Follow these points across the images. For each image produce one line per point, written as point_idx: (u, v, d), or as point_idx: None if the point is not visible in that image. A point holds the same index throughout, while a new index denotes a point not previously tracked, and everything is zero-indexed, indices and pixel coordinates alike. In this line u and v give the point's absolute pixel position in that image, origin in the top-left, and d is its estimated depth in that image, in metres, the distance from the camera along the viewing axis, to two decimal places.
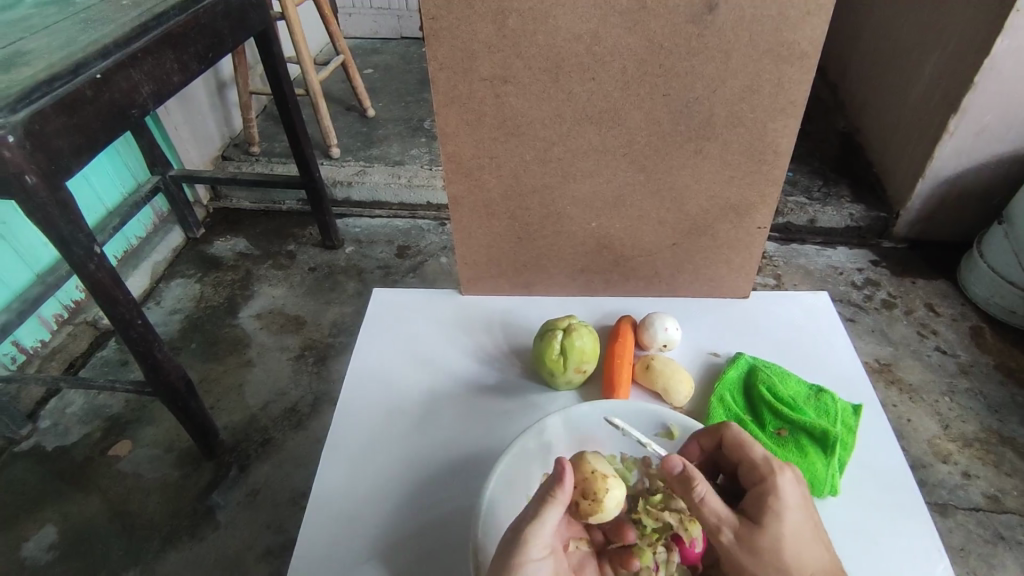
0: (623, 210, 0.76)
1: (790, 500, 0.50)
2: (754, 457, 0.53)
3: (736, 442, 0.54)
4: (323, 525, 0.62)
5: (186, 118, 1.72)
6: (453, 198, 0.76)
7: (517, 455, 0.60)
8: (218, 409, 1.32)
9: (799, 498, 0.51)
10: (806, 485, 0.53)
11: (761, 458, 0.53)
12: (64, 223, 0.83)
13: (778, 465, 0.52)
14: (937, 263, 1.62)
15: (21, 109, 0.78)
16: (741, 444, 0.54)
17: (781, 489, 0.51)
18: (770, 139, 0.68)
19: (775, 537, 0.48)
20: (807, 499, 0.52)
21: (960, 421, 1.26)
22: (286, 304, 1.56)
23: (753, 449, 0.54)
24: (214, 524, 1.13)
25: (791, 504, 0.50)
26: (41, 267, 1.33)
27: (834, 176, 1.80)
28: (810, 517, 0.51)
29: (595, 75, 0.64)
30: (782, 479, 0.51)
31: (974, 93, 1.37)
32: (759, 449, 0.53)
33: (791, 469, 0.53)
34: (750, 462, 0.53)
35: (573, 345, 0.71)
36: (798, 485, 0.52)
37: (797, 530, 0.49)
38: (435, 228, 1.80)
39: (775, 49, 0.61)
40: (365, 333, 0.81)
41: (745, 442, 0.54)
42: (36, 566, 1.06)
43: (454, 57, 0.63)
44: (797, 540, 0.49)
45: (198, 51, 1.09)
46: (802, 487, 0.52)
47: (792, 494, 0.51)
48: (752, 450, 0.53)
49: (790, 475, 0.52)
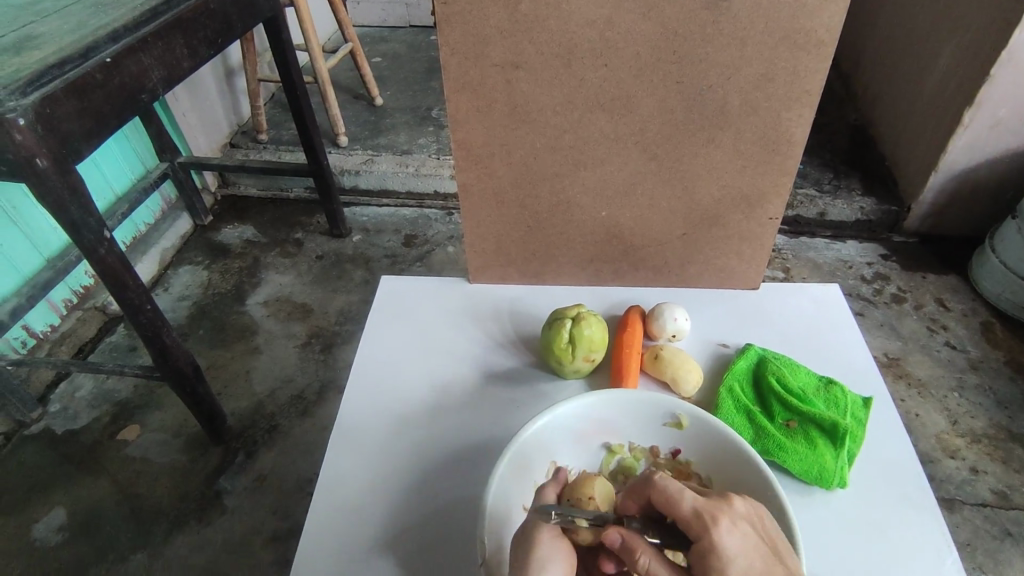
0: (634, 199, 0.75)
1: (732, 552, 0.44)
2: (685, 513, 0.46)
3: (664, 498, 0.47)
4: (331, 511, 0.62)
5: (194, 104, 1.72)
6: (463, 185, 0.75)
7: (523, 446, 0.59)
8: (226, 395, 1.32)
9: (744, 545, 0.45)
10: (751, 522, 0.47)
11: (692, 512, 0.46)
12: (74, 207, 0.83)
13: (712, 515, 0.46)
14: (948, 258, 1.61)
15: (32, 92, 0.78)
16: (670, 501, 0.47)
17: (720, 545, 0.44)
18: (784, 128, 0.67)
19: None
20: (754, 541, 0.45)
21: (969, 417, 1.25)
22: (293, 292, 1.57)
23: (683, 501, 0.47)
24: (221, 508, 1.14)
25: (733, 558, 0.44)
26: (51, 252, 1.33)
27: (845, 169, 1.78)
28: (760, 561, 0.44)
29: (608, 61, 0.63)
30: (719, 532, 0.45)
31: (990, 85, 1.35)
32: (688, 500, 0.47)
33: (728, 513, 0.46)
34: (681, 519, 0.46)
35: (582, 334, 0.70)
36: (740, 529, 0.46)
37: None
38: (442, 217, 1.80)
39: (790, 36, 0.60)
40: (373, 321, 0.81)
41: (672, 496, 0.47)
42: (46, 548, 1.08)
43: (465, 42, 0.63)
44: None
45: (208, 36, 1.09)
46: (747, 529, 0.46)
47: (735, 543, 0.45)
48: (680, 505, 0.47)
49: (727, 523, 0.45)
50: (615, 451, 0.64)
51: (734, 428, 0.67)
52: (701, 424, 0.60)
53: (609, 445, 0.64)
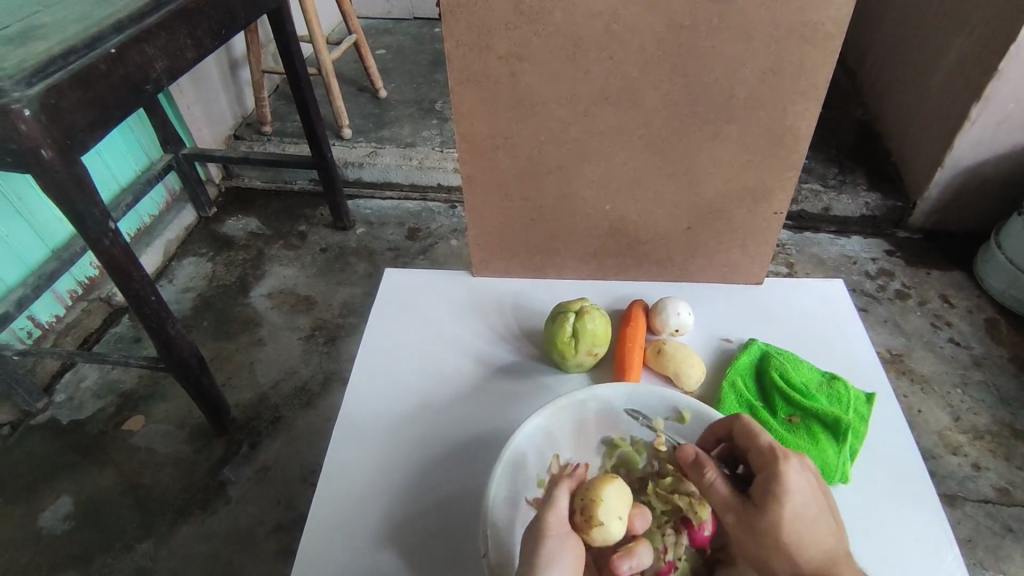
0: (638, 193, 0.75)
1: (792, 486, 0.48)
2: (760, 446, 0.51)
3: (745, 432, 0.53)
4: (334, 501, 0.62)
5: (198, 96, 1.72)
6: (467, 178, 0.75)
7: (525, 437, 0.59)
8: (230, 386, 1.33)
9: (808, 486, 0.49)
10: (816, 471, 0.50)
11: (767, 447, 0.51)
12: (79, 197, 0.83)
13: (784, 453, 0.50)
14: (954, 254, 1.60)
15: (37, 82, 0.78)
16: (750, 435, 0.52)
17: (783, 476, 0.49)
18: (790, 122, 0.67)
19: (774, 521, 0.48)
20: (819, 488, 0.49)
21: (972, 413, 1.25)
22: (297, 284, 1.57)
23: (761, 438, 0.52)
24: (225, 498, 1.15)
25: (792, 490, 0.48)
26: (56, 242, 1.34)
27: (851, 164, 1.77)
28: (816, 505, 0.48)
29: (613, 54, 0.63)
30: (786, 467, 0.49)
31: (998, 80, 1.34)
32: (764, 438, 0.51)
33: (799, 457, 0.50)
34: (755, 451, 0.51)
35: (585, 328, 0.70)
36: (806, 471, 0.50)
37: (800, 516, 0.48)
38: (445, 211, 1.80)
39: (797, 30, 0.60)
40: (376, 313, 0.81)
41: (753, 431, 0.52)
42: (52, 536, 1.09)
43: (470, 34, 0.63)
44: (800, 524, 0.47)
45: (212, 27, 1.09)
46: (811, 474, 0.50)
47: (797, 481, 0.48)
48: (758, 438, 0.52)
49: (796, 463, 0.50)
50: (617, 444, 0.63)
51: None
52: (702, 418, 0.61)
53: (610, 439, 0.63)
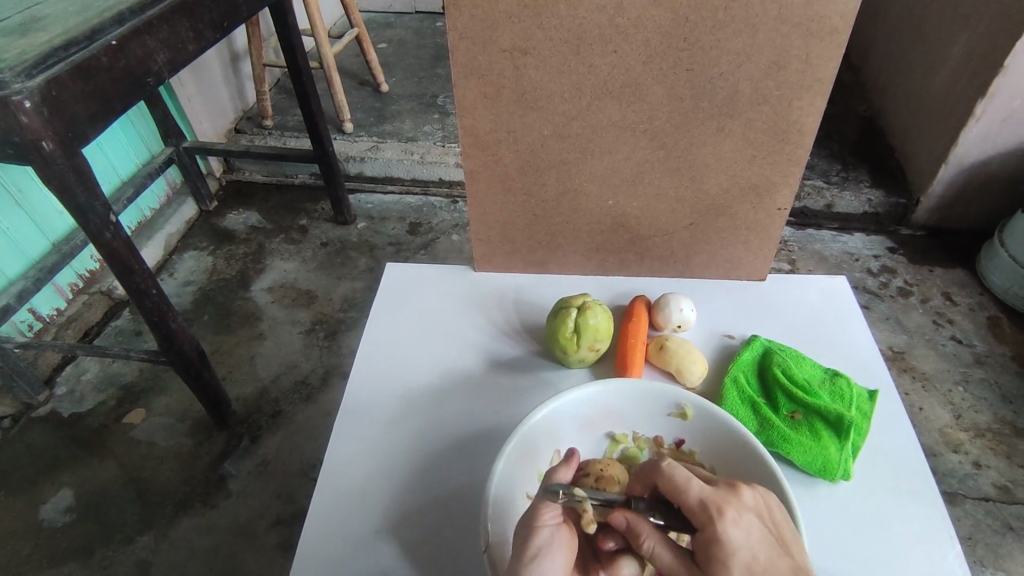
0: (640, 188, 0.74)
1: (736, 544, 0.44)
2: (691, 502, 0.46)
3: (672, 487, 0.47)
4: (336, 495, 0.62)
5: (199, 89, 1.71)
6: (469, 172, 0.75)
7: (528, 435, 0.59)
8: (231, 380, 1.33)
9: (748, 536, 0.44)
10: (758, 513, 0.46)
11: (698, 501, 0.46)
12: (80, 190, 0.83)
13: (717, 506, 0.45)
14: (956, 251, 1.60)
15: (38, 74, 0.77)
16: (677, 489, 0.47)
17: (723, 536, 0.44)
18: (795, 117, 0.66)
19: None
20: (759, 533, 0.45)
21: (973, 411, 1.25)
22: (298, 278, 1.57)
23: (690, 489, 0.47)
24: (226, 492, 1.15)
25: (737, 549, 0.44)
26: (56, 235, 1.34)
27: (854, 160, 1.77)
28: (763, 554, 0.44)
29: (618, 47, 0.63)
30: (724, 524, 0.44)
31: (1003, 77, 1.33)
32: (694, 489, 0.46)
33: (735, 506, 0.46)
34: (688, 507, 0.46)
35: (587, 323, 0.70)
36: (745, 519, 0.45)
37: (749, 574, 0.43)
38: (447, 205, 1.79)
39: (804, 24, 0.59)
40: (378, 306, 0.81)
41: (679, 485, 0.47)
42: (52, 529, 1.09)
43: (474, 27, 0.62)
44: None
45: (213, 19, 1.08)
46: (752, 517, 0.46)
47: (740, 536, 0.44)
48: (687, 494, 0.46)
49: (734, 514, 0.45)
50: (619, 440, 0.64)
51: (738, 420, 0.67)
52: (706, 416, 0.60)
53: (613, 435, 0.64)
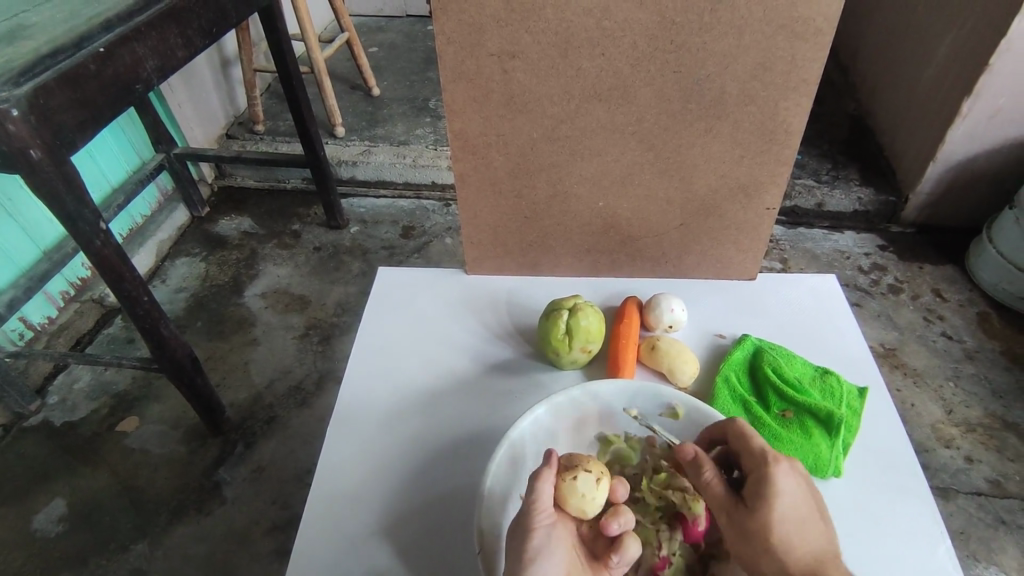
0: (630, 189, 0.75)
1: (783, 490, 0.50)
2: (753, 449, 0.52)
3: (737, 433, 0.54)
4: (332, 498, 0.62)
5: (189, 94, 1.71)
6: (459, 175, 0.75)
7: (517, 438, 0.59)
8: (225, 386, 1.33)
9: (796, 489, 0.50)
10: (807, 477, 0.52)
11: (759, 449, 0.52)
12: (70, 199, 0.83)
13: (775, 457, 0.52)
14: (945, 248, 1.61)
15: (25, 82, 0.77)
16: (742, 436, 0.54)
17: (773, 479, 0.50)
18: (782, 118, 0.67)
19: (763, 523, 0.49)
20: (805, 490, 0.51)
21: (965, 406, 1.25)
22: (290, 283, 1.57)
23: (753, 441, 0.53)
24: (221, 499, 1.14)
25: (783, 493, 0.50)
26: (47, 243, 1.33)
27: (844, 159, 1.78)
28: (806, 507, 0.50)
29: (605, 51, 0.63)
30: (776, 469, 0.51)
31: (989, 75, 1.34)
32: (757, 441, 0.53)
33: (789, 460, 0.52)
34: (748, 453, 0.53)
35: (579, 325, 0.71)
36: (795, 474, 0.51)
37: (788, 517, 0.49)
38: (440, 209, 1.80)
39: (788, 25, 0.60)
40: (370, 310, 0.81)
41: (745, 433, 0.54)
42: (46, 538, 1.08)
43: (461, 32, 0.62)
44: (787, 525, 0.49)
45: (202, 25, 1.08)
46: (800, 477, 0.52)
47: (788, 484, 0.50)
48: (752, 441, 0.53)
49: (787, 467, 0.51)
50: (610, 441, 0.63)
51: (730, 418, 0.67)
52: (699, 415, 0.61)
53: (604, 436, 0.63)
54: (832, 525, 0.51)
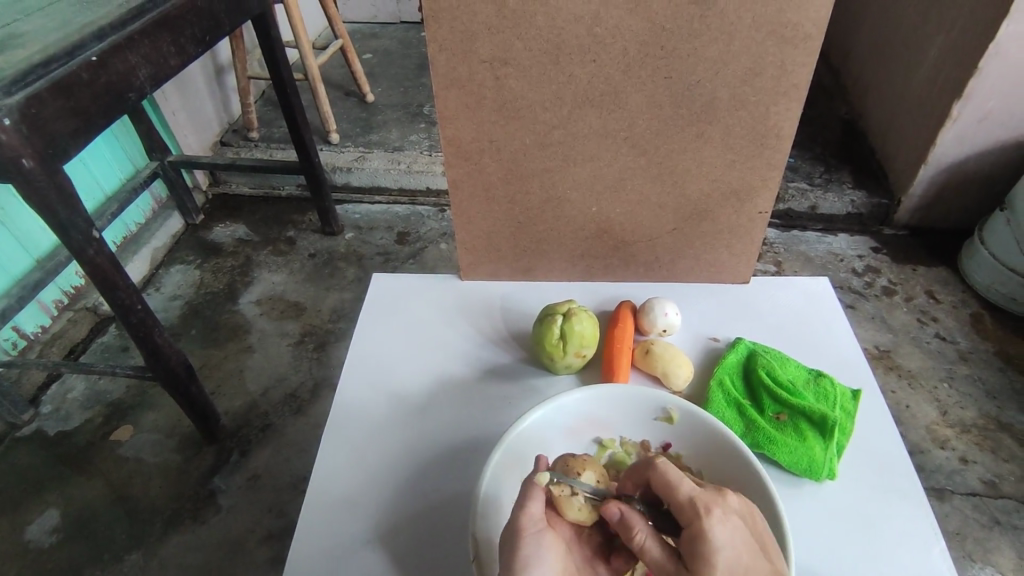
0: (623, 194, 0.75)
1: (720, 543, 0.44)
2: (680, 499, 0.48)
3: (664, 482, 0.49)
4: (326, 506, 0.62)
5: (182, 102, 1.71)
6: (452, 182, 0.75)
7: (515, 441, 0.59)
8: (220, 394, 1.32)
9: (735, 539, 0.45)
10: (746, 518, 0.47)
11: (687, 498, 0.47)
12: (62, 207, 0.82)
13: (705, 505, 0.47)
14: (938, 250, 1.62)
15: (17, 91, 0.77)
16: (669, 485, 0.49)
17: (707, 533, 0.45)
18: (772, 123, 0.67)
19: None
20: (745, 536, 0.45)
21: (959, 407, 1.26)
22: (285, 290, 1.56)
23: (681, 487, 0.48)
24: (216, 507, 1.14)
25: (721, 548, 0.44)
26: (40, 252, 1.33)
27: (836, 162, 1.79)
28: (747, 556, 0.44)
29: (596, 57, 0.63)
30: (709, 521, 0.45)
31: (978, 78, 1.35)
32: (685, 488, 0.48)
33: (722, 504, 0.47)
34: (677, 504, 0.48)
35: (573, 329, 0.71)
36: (732, 521, 0.46)
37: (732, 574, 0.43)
38: (435, 214, 1.80)
39: (778, 30, 0.60)
40: (366, 316, 0.81)
41: (671, 480, 0.49)
42: (39, 549, 1.07)
43: (453, 39, 0.63)
44: None
45: (195, 33, 1.08)
46: (739, 519, 0.47)
47: (724, 534, 0.45)
48: (678, 490, 0.48)
49: (720, 513, 0.46)
50: (606, 445, 0.63)
51: (724, 422, 0.67)
52: (691, 419, 0.61)
53: (600, 440, 0.64)
54: (779, 565, 0.47)
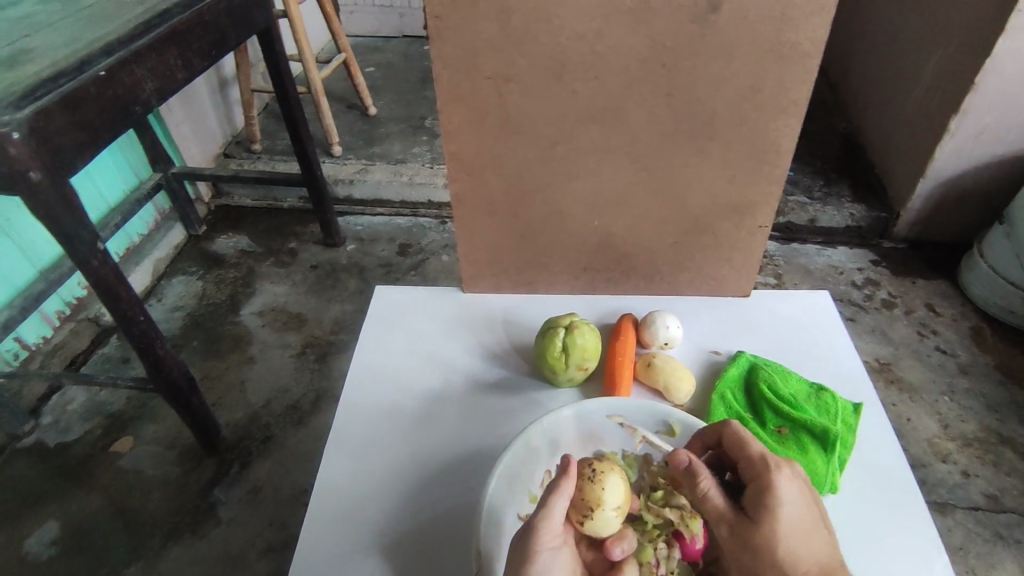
0: (625, 209, 0.76)
1: (786, 496, 0.49)
2: (752, 454, 0.52)
3: (735, 439, 0.54)
4: (328, 518, 0.62)
5: (187, 114, 1.72)
6: (456, 196, 0.76)
7: (519, 453, 0.59)
8: (221, 406, 1.32)
9: (799, 495, 0.50)
10: (807, 481, 0.52)
11: (758, 455, 0.52)
12: (69, 219, 0.83)
13: (775, 462, 0.51)
14: (937, 263, 1.63)
15: (26, 105, 0.78)
16: (740, 443, 0.53)
17: (777, 485, 0.50)
18: (772, 139, 0.68)
19: (767, 533, 0.48)
20: (807, 494, 0.51)
21: (960, 421, 1.26)
22: (287, 301, 1.57)
23: (751, 445, 0.53)
24: (216, 520, 1.13)
25: (787, 500, 0.49)
26: (43, 263, 1.33)
27: (835, 175, 1.80)
28: (806, 513, 0.50)
29: (598, 74, 0.64)
30: (779, 476, 0.50)
31: (975, 93, 1.37)
32: (756, 445, 0.53)
33: (789, 465, 0.52)
34: (747, 459, 0.52)
35: (575, 342, 0.71)
36: (796, 479, 0.51)
37: (793, 526, 0.49)
38: (436, 226, 1.80)
39: (777, 49, 0.61)
40: (368, 328, 0.82)
41: (743, 439, 0.54)
42: (37, 562, 1.07)
43: (458, 56, 0.64)
44: (792, 535, 0.48)
45: (202, 48, 1.10)
46: (801, 481, 0.52)
47: (790, 489, 0.50)
48: (749, 448, 0.53)
49: (787, 472, 0.51)
50: None
51: None
52: (692, 432, 0.61)
53: (602, 452, 0.64)
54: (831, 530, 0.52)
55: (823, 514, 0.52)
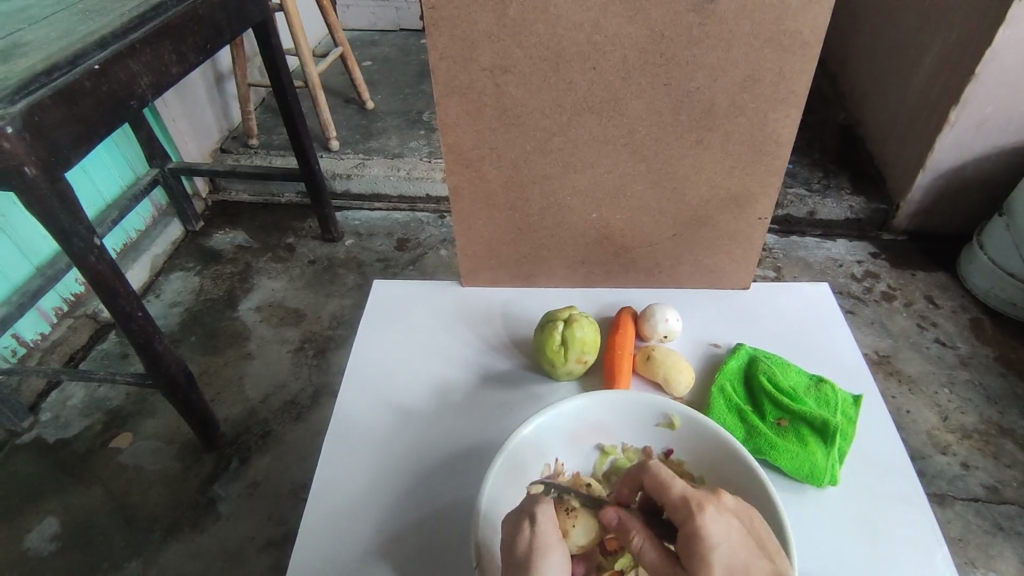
0: (623, 201, 0.75)
1: (713, 539, 0.45)
2: (673, 497, 0.48)
3: (657, 483, 0.49)
4: (326, 515, 0.62)
5: (183, 109, 1.71)
6: (453, 189, 0.76)
7: (519, 445, 0.59)
8: (219, 401, 1.32)
9: (730, 531, 0.46)
10: (738, 514, 0.48)
11: (680, 496, 0.47)
12: (64, 214, 0.82)
13: (698, 502, 0.47)
14: (936, 255, 1.63)
15: (20, 99, 0.77)
16: (662, 486, 0.49)
17: (702, 526, 0.45)
18: (771, 130, 0.68)
19: None
20: (740, 530, 0.46)
21: (960, 412, 1.26)
22: (286, 297, 1.56)
23: (673, 487, 0.48)
24: (216, 515, 1.13)
25: (717, 543, 0.45)
26: (40, 259, 1.33)
27: (835, 168, 1.80)
28: (742, 550, 0.45)
29: (596, 64, 0.64)
30: (703, 517, 0.46)
31: (975, 84, 1.36)
32: (677, 486, 0.48)
33: (714, 501, 0.47)
34: (670, 504, 0.48)
35: (574, 336, 0.71)
36: (725, 516, 0.46)
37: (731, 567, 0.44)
38: (434, 221, 1.80)
39: (776, 38, 0.61)
40: (367, 322, 0.81)
41: (664, 481, 0.49)
42: (38, 558, 1.07)
43: (454, 47, 0.63)
44: None
45: (197, 41, 1.09)
46: (731, 513, 0.47)
47: (717, 529, 0.45)
48: (669, 490, 0.48)
49: (714, 509, 0.47)
50: (608, 451, 0.64)
51: (725, 428, 0.67)
52: (692, 426, 0.61)
53: (602, 446, 0.64)
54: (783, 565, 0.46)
55: (767, 548, 0.47)
